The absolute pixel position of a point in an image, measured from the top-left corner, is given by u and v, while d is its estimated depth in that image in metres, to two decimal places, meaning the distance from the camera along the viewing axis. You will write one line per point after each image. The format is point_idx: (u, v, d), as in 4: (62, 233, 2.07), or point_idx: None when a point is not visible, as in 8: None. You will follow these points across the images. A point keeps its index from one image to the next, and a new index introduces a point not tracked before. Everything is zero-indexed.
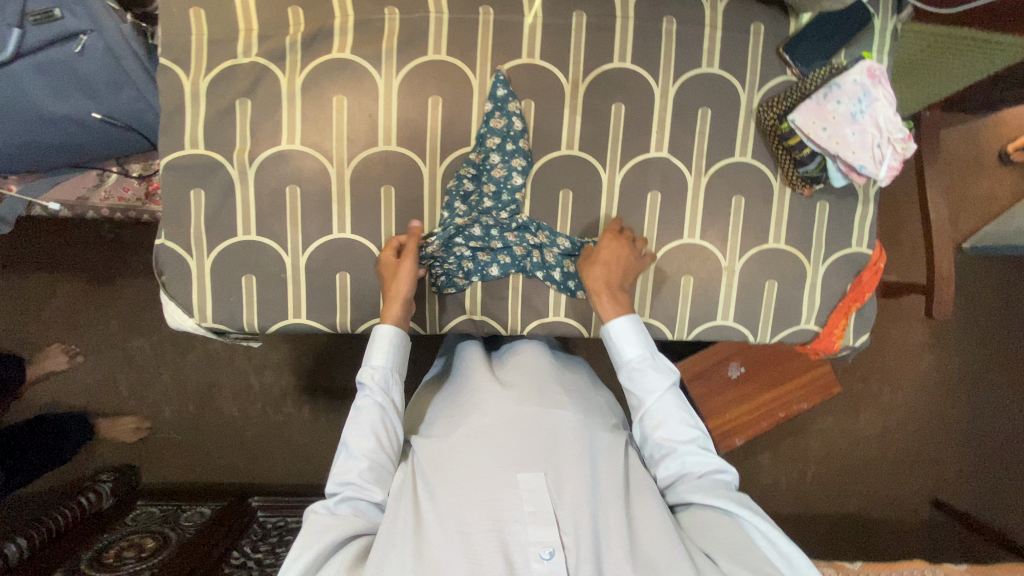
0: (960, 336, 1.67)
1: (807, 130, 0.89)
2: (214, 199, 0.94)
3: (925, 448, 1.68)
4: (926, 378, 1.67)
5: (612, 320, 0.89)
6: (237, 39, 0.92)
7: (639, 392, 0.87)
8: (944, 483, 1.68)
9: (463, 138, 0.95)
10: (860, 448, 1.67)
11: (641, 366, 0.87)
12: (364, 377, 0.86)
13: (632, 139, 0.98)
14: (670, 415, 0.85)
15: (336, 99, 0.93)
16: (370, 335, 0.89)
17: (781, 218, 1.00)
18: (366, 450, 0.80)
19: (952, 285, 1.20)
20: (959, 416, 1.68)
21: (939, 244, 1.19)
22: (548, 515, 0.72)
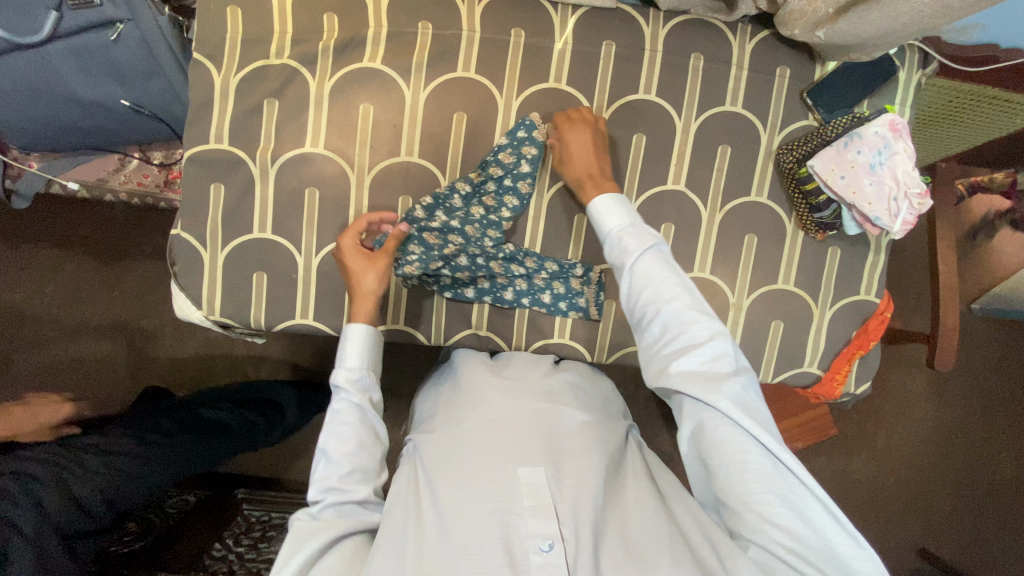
0: (959, 388, 1.67)
1: (825, 177, 0.91)
2: (233, 194, 0.95)
3: (917, 498, 1.67)
4: (923, 427, 1.66)
5: (593, 199, 0.85)
6: (271, 41, 0.93)
7: (621, 255, 0.80)
8: (934, 536, 1.67)
9: (484, 155, 0.96)
10: (852, 491, 1.66)
11: (624, 231, 0.81)
12: (339, 379, 0.81)
13: (650, 170, 0.99)
14: (651, 278, 0.77)
15: (362, 107, 0.94)
16: (342, 335, 0.84)
17: (791, 260, 1.01)
18: (347, 454, 0.76)
19: (956, 339, 1.19)
20: (954, 467, 1.67)
21: (946, 297, 1.19)
22: (548, 509, 0.71)
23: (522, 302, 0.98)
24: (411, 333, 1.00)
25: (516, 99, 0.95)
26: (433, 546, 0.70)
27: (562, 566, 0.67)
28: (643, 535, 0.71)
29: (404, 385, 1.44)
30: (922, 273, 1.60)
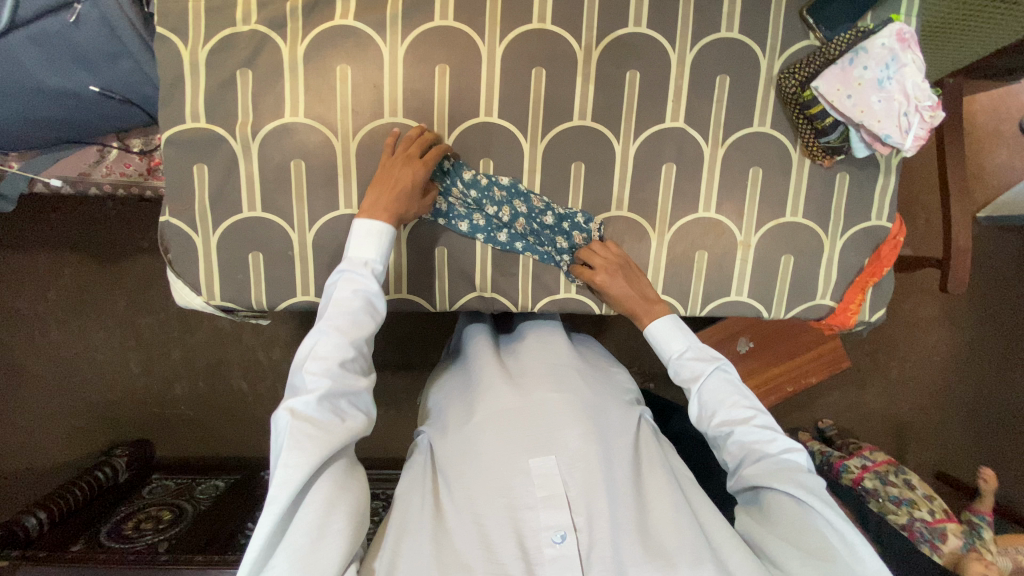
0: (972, 311, 1.66)
1: (831, 98, 0.86)
2: (218, 174, 0.92)
3: (932, 421, 1.68)
4: (936, 351, 1.66)
5: (652, 324, 0.89)
6: (235, 6, 0.88)
7: (690, 384, 0.84)
8: (950, 456, 1.69)
9: (473, 108, 0.92)
10: (869, 421, 1.68)
11: (685, 357, 0.85)
12: (352, 265, 0.76)
13: (646, 109, 0.94)
14: (720, 399, 0.81)
15: (339, 69, 0.90)
16: (357, 224, 0.79)
17: (799, 191, 0.98)
18: (353, 342, 0.72)
19: (969, 261, 1.15)
20: (969, 388, 1.67)
21: (959, 217, 1.15)
22: (560, 498, 0.71)
23: (516, 248, 0.96)
24: (415, 300, 0.99)
25: (499, 45, 0.90)
26: (451, 540, 0.71)
27: (575, 556, 0.68)
28: (663, 524, 0.73)
29: (415, 354, 1.44)
30: (930, 197, 1.56)
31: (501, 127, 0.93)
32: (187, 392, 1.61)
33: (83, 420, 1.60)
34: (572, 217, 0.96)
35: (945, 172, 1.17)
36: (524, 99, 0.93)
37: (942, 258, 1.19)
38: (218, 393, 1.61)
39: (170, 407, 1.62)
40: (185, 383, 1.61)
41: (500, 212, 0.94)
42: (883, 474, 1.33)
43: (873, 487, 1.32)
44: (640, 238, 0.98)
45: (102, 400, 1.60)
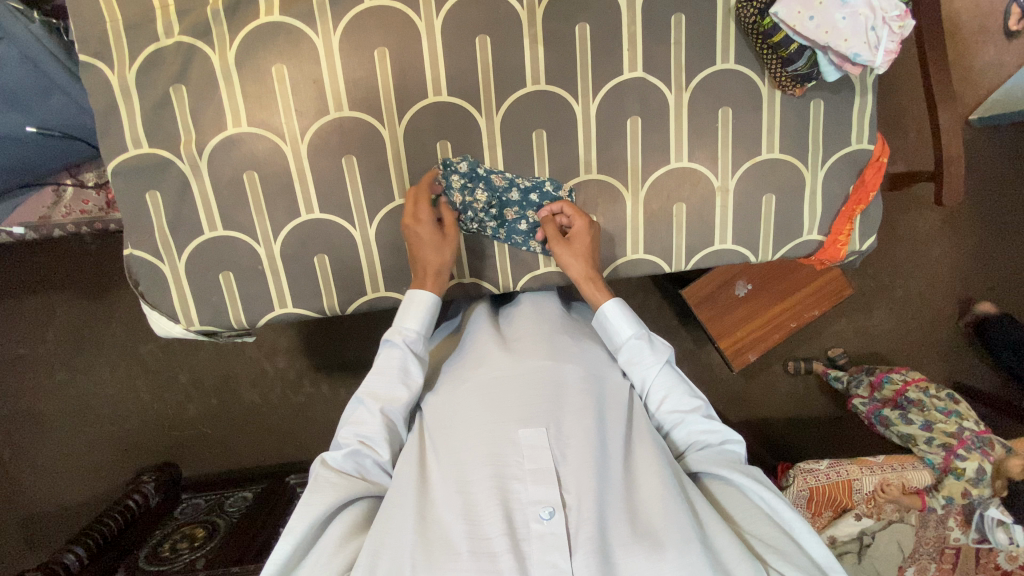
0: (966, 219, 1.69)
1: (792, 23, 0.80)
2: (171, 198, 0.89)
3: (940, 332, 1.73)
4: (938, 265, 1.70)
5: (605, 305, 0.86)
6: (155, 19, 0.83)
7: (640, 370, 0.83)
8: (963, 367, 1.75)
9: (420, 90, 0.88)
10: (877, 344, 1.73)
11: (637, 344, 0.83)
12: (394, 336, 0.82)
13: (602, 62, 0.89)
14: (671, 389, 0.83)
15: (275, 69, 0.85)
16: (405, 299, 0.85)
17: (772, 126, 0.93)
18: (383, 409, 0.78)
19: (963, 167, 1.11)
20: (976, 295, 1.72)
21: (948, 125, 1.10)
22: (549, 473, 0.70)
23: (500, 236, 0.94)
24: (394, 296, 0.96)
25: (437, 17, 0.85)
26: (438, 514, 0.70)
27: (562, 534, 0.66)
28: (657, 502, 0.70)
29: None
30: (916, 108, 1.50)
31: (454, 105, 0.89)
32: (200, 412, 1.63)
33: (105, 454, 1.63)
34: (540, 188, 0.93)
35: (928, 82, 1.11)
36: (471, 72, 0.88)
37: (934, 169, 1.15)
38: (231, 408, 1.63)
39: (187, 430, 1.64)
40: (196, 403, 1.63)
41: (472, 188, 0.90)
42: (926, 388, 1.44)
43: (917, 398, 1.43)
44: (615, 200, 0.95)
45: (118, 433, 1.62)
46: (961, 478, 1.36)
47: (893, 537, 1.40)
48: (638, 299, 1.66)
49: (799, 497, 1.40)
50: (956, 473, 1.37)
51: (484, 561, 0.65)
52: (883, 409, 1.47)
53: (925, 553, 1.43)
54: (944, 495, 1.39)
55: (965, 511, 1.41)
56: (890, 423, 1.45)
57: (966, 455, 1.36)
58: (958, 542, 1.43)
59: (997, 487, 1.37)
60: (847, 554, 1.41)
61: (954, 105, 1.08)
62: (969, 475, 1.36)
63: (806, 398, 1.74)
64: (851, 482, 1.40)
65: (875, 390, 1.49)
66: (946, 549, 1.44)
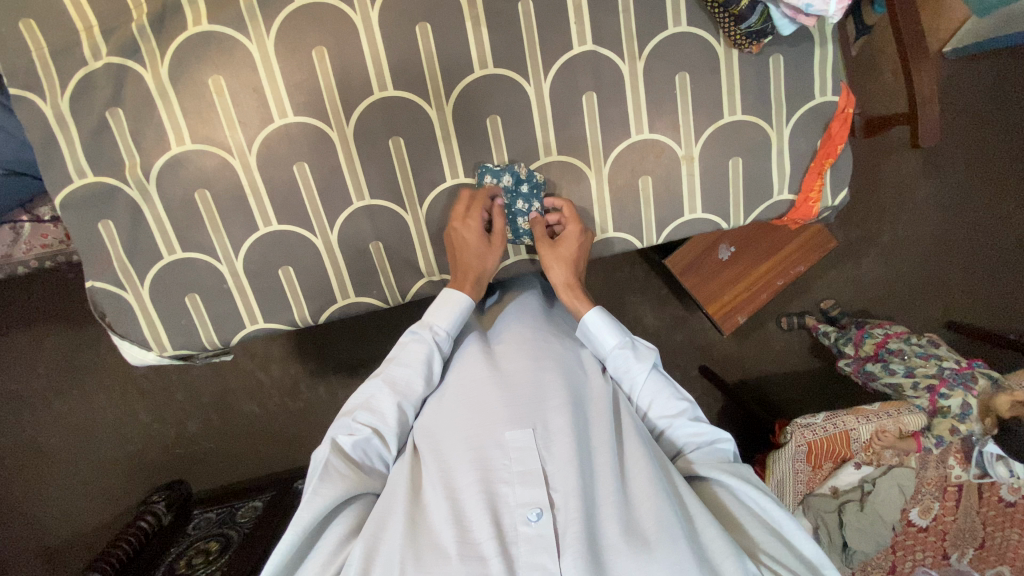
0: (945, 159, 1.67)
1: None
2: (125, 226, 0.86)
3: (929, 272, 1.72)
4: (922, 206, 1.69)
5: (587, 314, 0.88)
6: (80, 43, 0.79)
7: (626, 375, 0.86)
8: (954, 305, 1.75)
9: (364, 87, 0.85)
10: (867, 291, 1.72)
11: (621, 353, 0.85)
12: (423, 329, 0.84)
13: (550, 38, 0.86)
14: (655, 395, 0.85)
15: (211, 82, 0.82)
16: (438, 296, 0.87)
17: (733, 87, 0.90)
18: (402, 402, 0.80)
19: (936, 106, 1.09)
20: (962, 236, 1.71)
21: (917, 65, 1.07)
22: (537, 474, 0.71)
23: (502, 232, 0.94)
24: (366, 301, 0.95)
25: (372, 9, 0.82)
26: (428, 521, 0.70)
27: (551, 535, 0.67)
28: (644, 494, 0.71)
29: None
30: (888, 48, 1.47)
31: (401, 98, 0.86)
32: (199, 428, 1.63)
33: (111, 479, 1.64)
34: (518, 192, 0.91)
35: (894, 21, 1.08)
36: (415, 63, 0.85)
37: (907, 111, 1.12)
38: (229, 422, 1.63)
39: (189, 448, 1.65)
40: (194, 420, 1.63)
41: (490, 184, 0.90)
42: (907, 337, 1.50)
43: (897, 347, 1.48)
44: (579, 179, 0.93)
45: (121, 458, 1.63)
46: (948, 416, 1.40)
47: (894, 481, 1.41)
48: (623, 273, 1.65)
49: (799, 452, 1.40)
50: (943, 412, 1.41)
51: (474, 565, 0.65)
52: (867, 363, 1.53)
53: (927, 492, 1.44)
54: (935, 433, 1.41)
55: (963, 447, 1.43)
56: (876, 376, 1.50)
57: (949, 393, 1.40)
58: (959, 479, 1.45)
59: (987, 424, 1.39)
60: (851, 502, 1.41)
61: (921, 43, 1.05)
62: (955, 412, 1.40)
63: (799, 351, 1.75)
64: (848, 433, 1.41)
65: (858, 346, 1.55)
66: (948, 487, 1.45)
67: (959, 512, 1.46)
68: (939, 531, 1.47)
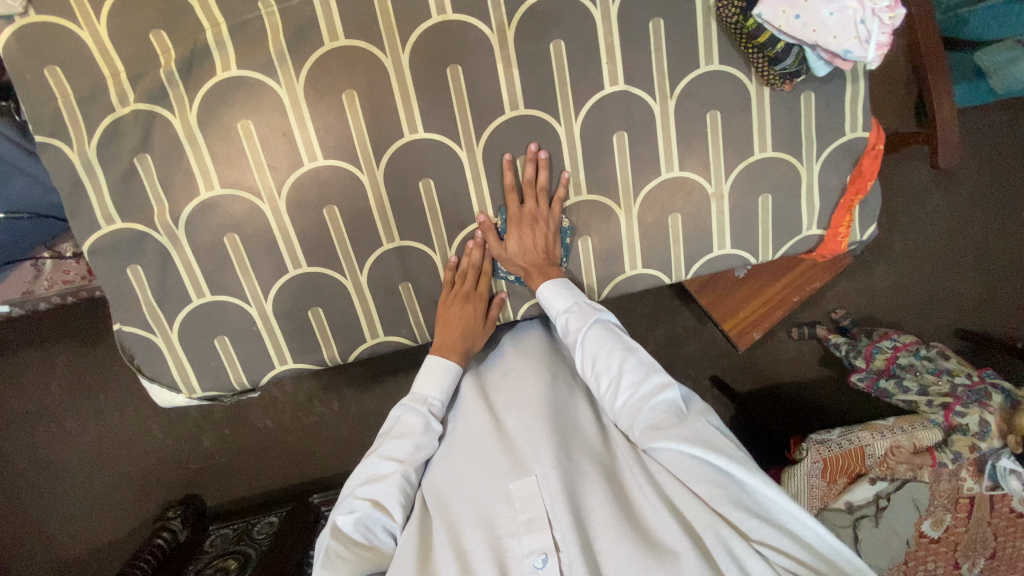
0: (959, 173, 1.67)
1: (778, 23, 0.75)
2: (154, 271, 0.86)
3: (946, 282, 1.72)
4: (936, 216, 1.69)
5: (540, 287, 0.88)
6: (105, 89, 0.78)
7: (573, 337, 0.85)
8: (968, 313, 1.75)
9: (395, 130, 0.84)
10: (880, 300, 1.73)
11: (567, 315, 0.86)
12: (413, 398, 0.86)
13: (581, 79, 0.85)
14: (597, 350, 0.82)
15: (241, 126, 0.81)
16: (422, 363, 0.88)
17: (763, 124, 0.90)
18: (405, 474, 0.80)
19: (956, 127, 1.09)
20: (975, 247, 1.71)
21: (936, 86, 1.07)
22: (541, 520, 0.71)
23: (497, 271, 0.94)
24: (395, 340, 0.94)
25: (404, 52, 0.81)
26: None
27: None
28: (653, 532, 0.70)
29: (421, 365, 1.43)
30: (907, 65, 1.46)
31: (432, 141, 0.85)
32: (216, 447, 1.64)
33: (129, 498, 1.64)
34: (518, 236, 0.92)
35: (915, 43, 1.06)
36: (446, 105, 0.84)
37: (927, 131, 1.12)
38: (246, 441, 1.64)
39: (205, 468, 1.65)
40: (211, 439, 1.63)
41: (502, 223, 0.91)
42: (918, 351, 1.51)
43: (909, 362, 1.50)
44: (609, 218, 0.93)
45: (138, 477, 1.63)
46: (968, 433, 1.39)
47: (908, 495, 1.42)
48: (639, 290, 1.65)
49: (815, 468, 1.44)
50: (962, 429, 1.40)
51: None
52: (880, 379, 1.53)
53: (939, 504, 1.45)
54: (952, 449, 1.41)
55: (976, 461, 1.43)
56: (889, 393, 1.51)
57: (966, 410, 1.40)
58: (972, 491, 1.45)
59: (1010, 442, 1.39)
60: (865, 518, 1.42)
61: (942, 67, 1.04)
62: (974, 430, 1.39)
63: (813, 365, 1.76)
64: (863, 449, 1.44)
65: (869, 360, 1.54)
66: (960, 498, 1.45)
67: (971, 523, 1.46)
68: (950, 542, 1.47)
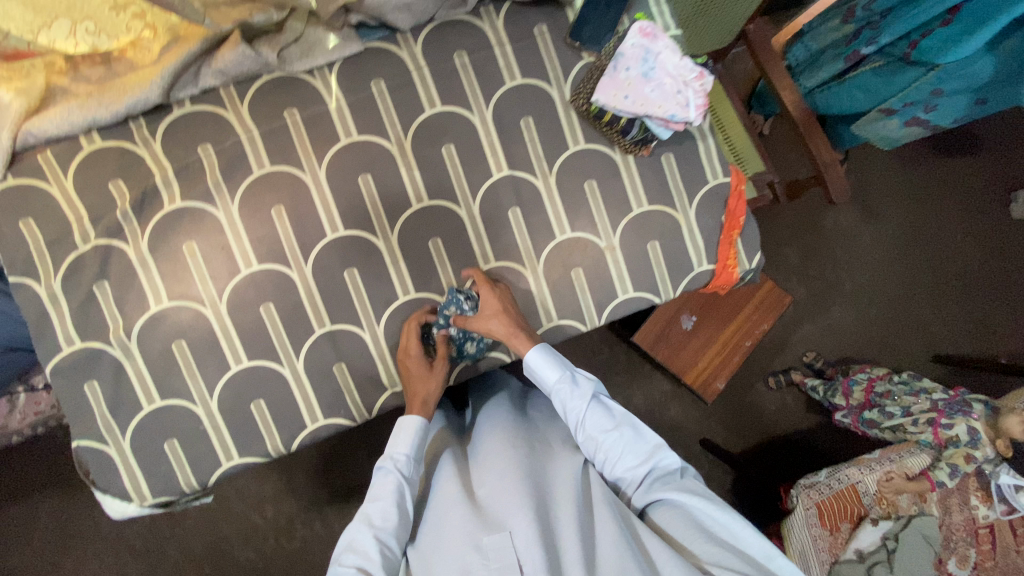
0: (884, 209, 1.81)
1: (614, 103, 0.97)
2: (109, 383, 0.94)
3: (902, 309, 1.80)
4: (873, 250, 1.80)
5: (528, 354, 0.94)
6: (71, 232, 0.93)
7: (569, 407, 0.93)
8: (935, 337, 1.79)
9: (318, 232, 0.98)
10: (841, 335, 1.78)
11: (562, 385, 0.94)
12: (386, 461, 0.92)
13: (472, 170, 1.02)
14: (593, 418, 0.91)
15: (186, 246, 0.95)
16: (394, 426, 0.95)
17: (635, 184, 1.05)
18: (380, 535, 0.84)
19: (839, 168, 1.26)
20: (915, 272, 1.81)
21: (813, 138, 1.26)
22: (513, 567, 0.77)
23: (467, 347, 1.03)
24: (335, 422, 1.00)
25: (320, 168, 0.98)
26: None
27: None
28: (618, 561, 0.75)
29: None
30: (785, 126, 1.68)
31: (351, 236, 0.99)
32: None
33: None
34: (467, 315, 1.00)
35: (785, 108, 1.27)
36: (360, 205, 0.99)
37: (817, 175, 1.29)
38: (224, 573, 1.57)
39: None
40: None
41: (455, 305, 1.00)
42: (894, 379, 1.54)
43: (885, 389, 1.52)
44: (518, 280, 1.04)
45: None
46: (959, 445, 1.39)
47: (918, 531, 1.34)
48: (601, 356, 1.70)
49: (811, 515, 1.36)
50: (953, 442, 1.39)
51: None
52: (863, 411, 1.54)
53: (958, 539, 1.37)
54: (948, 463, 1.39)
55: (981, 484, 1.38)
56: (878, 423, 1.50)
57: (951, 422, 1.40)
58: (988, 519, 1.38)
59: (1000, 448, 1.36)
60: (879, 565, 1.31)
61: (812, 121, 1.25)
62: (965, 440, 1.39)
63: (788, 408, 1.75)
64: (856, 487, 1.38)
65: (848, 395, 1.57)
66: (977, 529, 1.38)
67: (999, 556, 1.36)
68: None
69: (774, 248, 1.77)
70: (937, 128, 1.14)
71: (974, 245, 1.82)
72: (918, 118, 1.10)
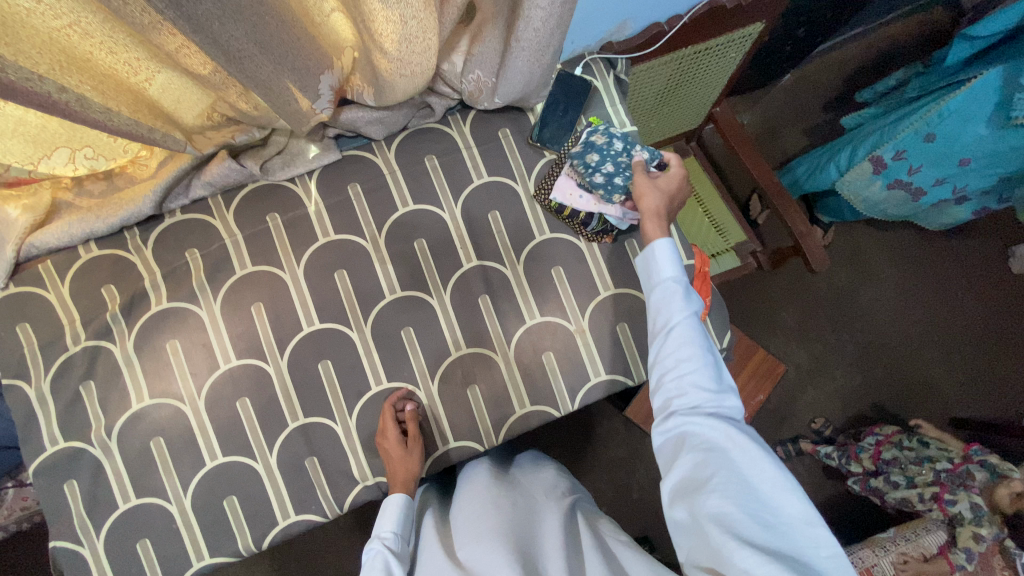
0: (879, 270, 1.80)
1: (570, 201, 1.06)
2: (87, 482, 0.96)
3: (912, 368, 1.75)
4: (873, 310, 1.79)
5: (657, 239, 0.92)
6: (64, 334, 0.99)
7: (660, 300, 0.89)
8: (949, 397, 1.73)
9: (295, 327, 1.02)
10: (849, 400, 1.73)
11: (669, 283, 0.89)
12: (371, 543, 0.89)
13: (443, 262, 1.06)
14: (684, 331, 0.83)
15: (169, 345, 0.99)
16: (380, 508, 0.94)
17: (600, 269, 1.08)
18: None
19: (817, 240, 1.28)
20: (922, 329, 1.78)
21: (789, 213, 1.29)
22: None
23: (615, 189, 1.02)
24: (306, 517, 1.00)
25: (299, 267, 1.03)
26: None
27: None
28: None
29: None
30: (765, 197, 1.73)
31: (327, 330, 1.03)
32: None
33: None
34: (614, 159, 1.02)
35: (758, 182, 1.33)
36: (335, 300, 1.03)
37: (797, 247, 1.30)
38: None
39: None
40: None
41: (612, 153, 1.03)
42: (898, 441, 1.47)
43: (892, 455, 1.43)
44: (489, 366, 1.05)
45: None
46: (965, 523, 1.27)
47: None
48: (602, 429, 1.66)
49: None
50: (959, 520, 1.28)
51: None
52: (872, 479, 1.46)
53: None
54: (962, 546, 1.27)
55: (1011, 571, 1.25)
56: (885, 492, 1.42)
57: (954, 498, 1.29)
58: None
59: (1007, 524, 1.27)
60: None
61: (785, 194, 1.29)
62: (970, 518, 1.27)
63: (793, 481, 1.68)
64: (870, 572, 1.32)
65: (857, 463, 1.49)
66: None
67: None
68: None
69: (765, 315, 1.77)
70: (919, 194, 1.27)
71: (980, 301, 1.79)
72: (901, 180, 1.24)
